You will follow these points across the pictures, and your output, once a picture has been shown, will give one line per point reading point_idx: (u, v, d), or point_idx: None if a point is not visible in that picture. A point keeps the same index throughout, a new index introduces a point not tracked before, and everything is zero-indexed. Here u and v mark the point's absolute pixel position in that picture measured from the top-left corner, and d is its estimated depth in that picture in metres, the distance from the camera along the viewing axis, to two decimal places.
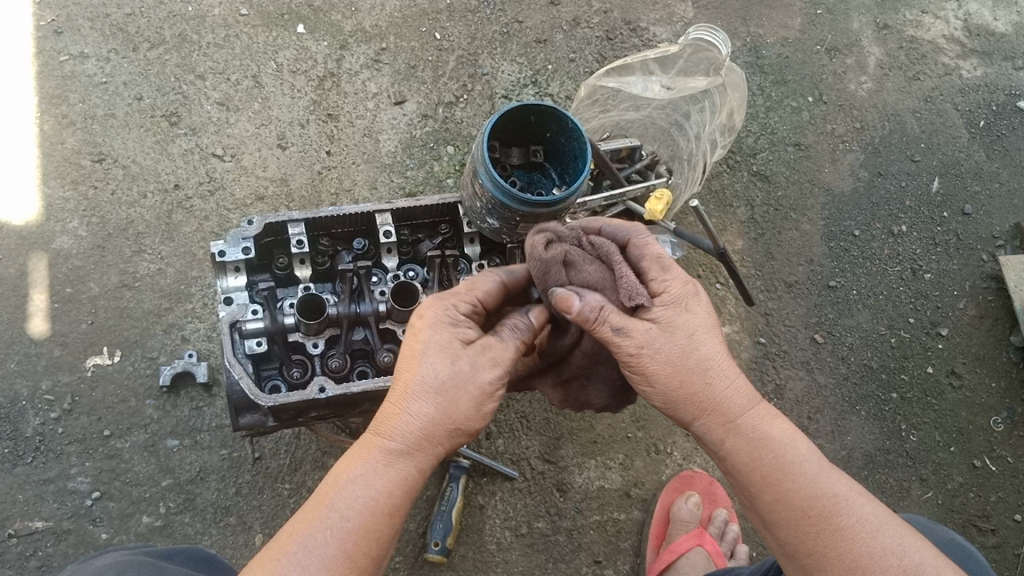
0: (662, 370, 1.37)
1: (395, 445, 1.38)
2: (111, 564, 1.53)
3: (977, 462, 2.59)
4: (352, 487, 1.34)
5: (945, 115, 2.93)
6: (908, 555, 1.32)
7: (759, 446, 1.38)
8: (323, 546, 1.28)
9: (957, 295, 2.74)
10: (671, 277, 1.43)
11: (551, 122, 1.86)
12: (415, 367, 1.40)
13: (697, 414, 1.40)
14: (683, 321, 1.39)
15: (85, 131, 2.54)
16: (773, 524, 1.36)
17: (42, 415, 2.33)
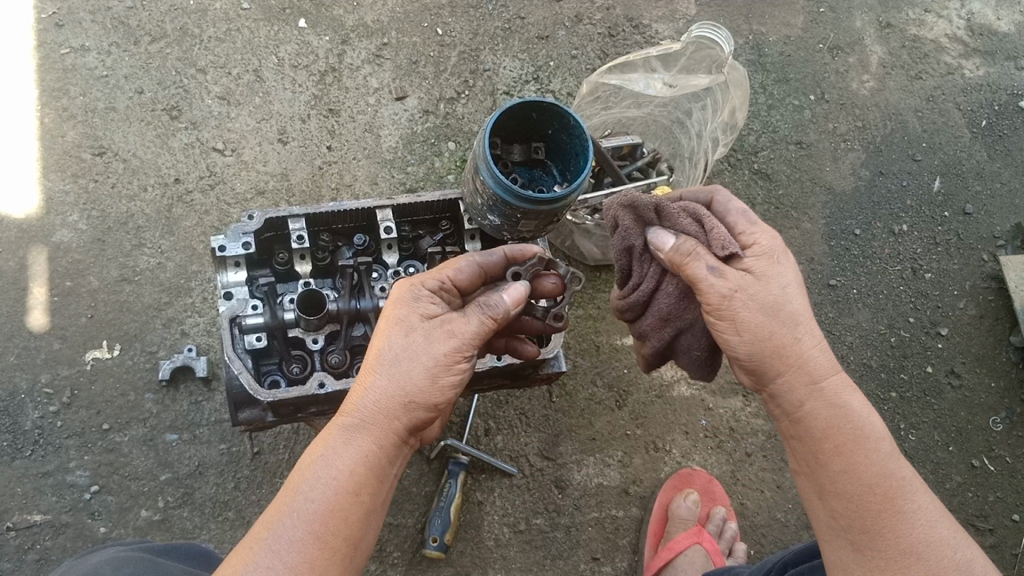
0: (754, 318, 1.41)
1: (358, 424, 1.39)
2: (110, 559, 1.55)
3: (976, 462, 2.60)
4: (316, 469, 1.35)
5: (946, 114, 2.92)
6: (959, 550, 1.36)
7: (839, 414, 1.41)
8: (289, 529, 1.29)
9: (957, 295, 2.74)
10: (760, 232, 1.48)
11: (552, 119, 1.85)
12: (378, 348, 1.43)
13: (783, 371, 1.43)
14: (774, 272, 1.44)
15: (86, 124, 2.54)
16: (835, 494, 1.38)
17: (41, 409, 2.33)
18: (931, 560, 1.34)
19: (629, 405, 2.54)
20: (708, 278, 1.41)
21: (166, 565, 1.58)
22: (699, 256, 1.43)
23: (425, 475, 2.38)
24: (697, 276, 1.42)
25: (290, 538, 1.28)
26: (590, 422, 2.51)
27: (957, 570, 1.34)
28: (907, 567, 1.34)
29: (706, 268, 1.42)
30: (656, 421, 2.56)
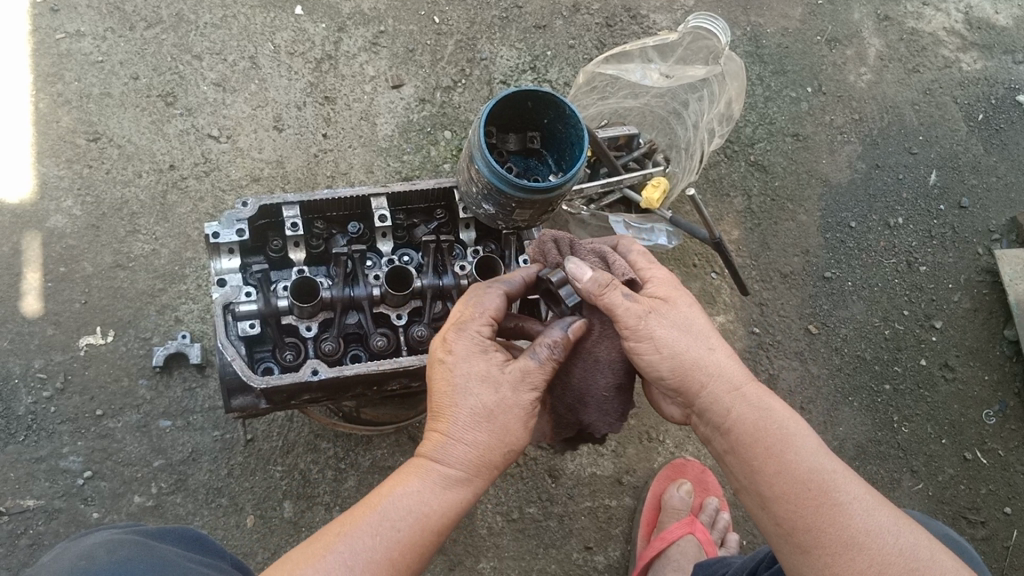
0: (670, 335, 1.42)
1: (442, 470, 1.41)
2: (103, 542, 1.48)
3: (969, 454, 2.60)
4: (401, 501, 1.36)
5: (943, 108, 2.92)
6: (903, 536, 1.28)
7: (764, 416, 1.38)
8: (371, 550, 1.29)
9: (952, 288, 2.74)
10: (656, 265, 1.56)
11: (548, 109, 1.85)
12: (458, 393, 1.43)
13: (702, 385, 1.42)
14: (676, 295, 1.49)
15: (80, 109, 2.53)
16: (771, 499, 1.32)
17: (34, 394, 2.33)
18: (875, 551, 1.26)
19: None
20: (626, 302, 1.42)
21: (162, 549, 1.51)
22: (615, 285, 1.43)
23: None
24: (614, 303, 1.42)
25: (367, 556, 1.28)
26: None
27: (904, 558, 1.26)
28: (852, 562, 1.26)
29: (623, 294, 1.43)
30: (649, 411, 2.56)
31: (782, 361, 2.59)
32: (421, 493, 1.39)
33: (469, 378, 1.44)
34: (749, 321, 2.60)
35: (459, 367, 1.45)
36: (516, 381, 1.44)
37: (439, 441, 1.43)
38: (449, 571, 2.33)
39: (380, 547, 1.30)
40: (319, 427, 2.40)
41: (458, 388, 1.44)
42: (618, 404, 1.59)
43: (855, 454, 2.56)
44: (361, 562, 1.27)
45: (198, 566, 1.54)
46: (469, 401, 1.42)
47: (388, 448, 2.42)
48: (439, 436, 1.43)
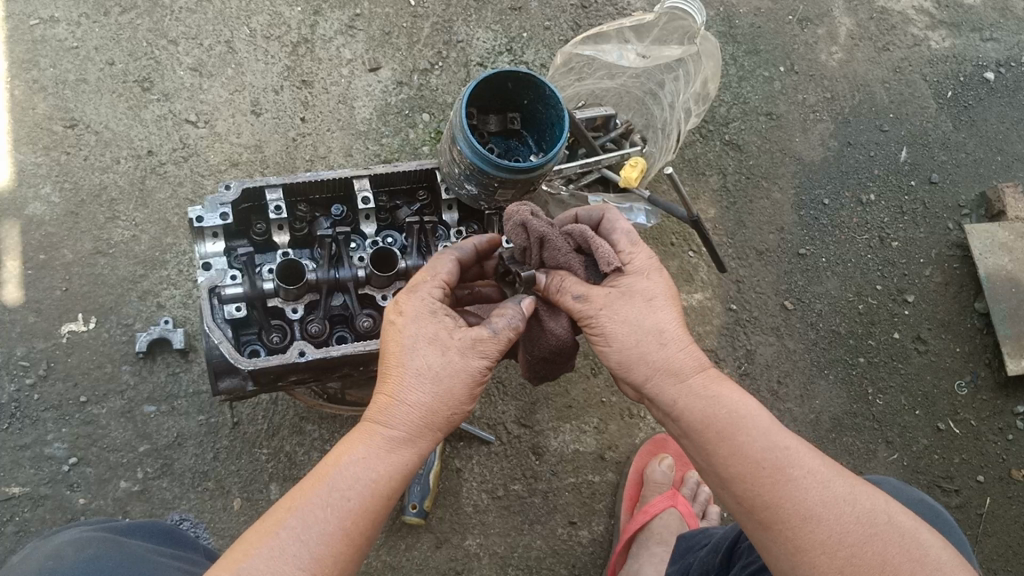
0: (620, 328, 1.44)
1: (391, 437, 1.42)
2: (73, 541, 1.55)
3: (941, 425, 2.66)
4: (349, 470, 1.36)
5: (913, 86, 2.97)
6: (859, 503, 1.29)
7: (711, 403, 1.39)
8: (322, 521, 1.29)
9: (923, 263, 2.80)
10: (637, 251, 1.54)
11: (528, 90, 1.89)
12: (418, 360, 1.45)
13: (649, 373, 1.42)
14: (644, 287, 1.48)
15: (56, 96, 2.52)
16: (728, 480, 1.33)
17: (17, 381, 2.34)
18: (834, 521, 1.27)
19: (604, 373, 2.61)
20: (575, 305, 1.48)
21: (130, 545, 1.58)
22: (567, 289, 1.50)
23: None
24: (567, 305, 1.50)
25: (320, 530, 1.28)
26: (566, 390, 2.58)
27: (862, 524, 1.27)
28: (811, 534, 1.27)
29: (574, 295, 1.49)
30: None
31: (759, 337, 2.63)
32: (371, 462, 1.39)
33: (425, 338, 1.46)
34: (726, 298, 2.64)
35: (404, 338, 1.48)
36: (464, 348, 1.46)
37: (385, 410, 1.43)
38: (436, 548, 2.38)
39: (333, 522, 1.30)
40: (304, 410, 2.42)
41: (415, 355, 1.45)
42: (546, 368, 1.70)
43: (831, 426, 2.61)
44: (315, 540, 1.28)
45: (166, 560, 1.60)
46: (412, 371, 1.45)
47: None
48: (384, 405, 1.44)
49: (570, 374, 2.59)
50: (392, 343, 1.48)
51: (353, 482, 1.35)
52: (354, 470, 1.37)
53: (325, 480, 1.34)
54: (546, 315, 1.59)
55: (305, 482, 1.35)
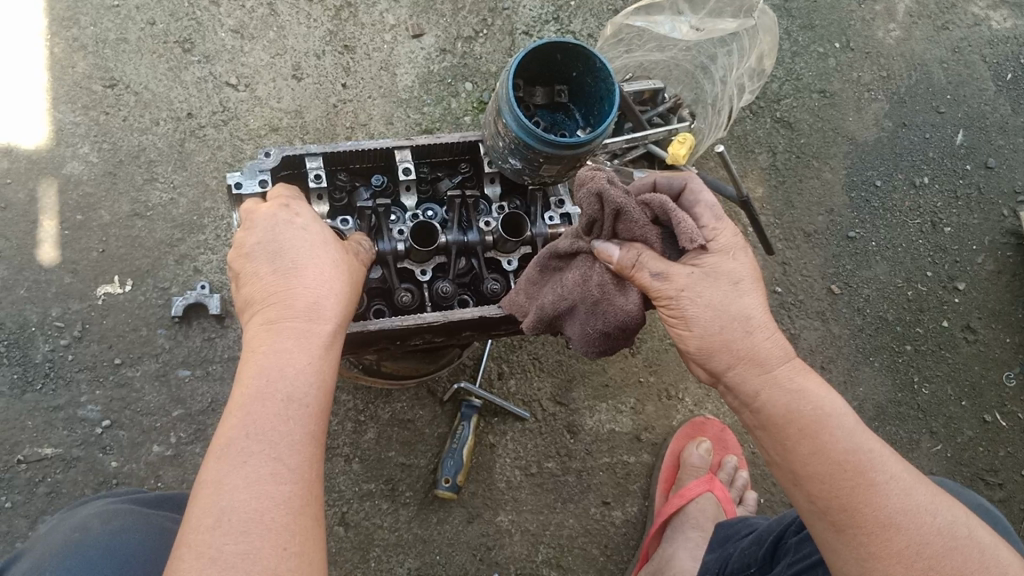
0: (702, 313, 1.32)
1: (313, 324, 1.33)
2: (96, 515, 1.52)
3: (988, 417, 2.61)
4: (283, 369, 1.26)
5: (972, 66, 2.89)
6: (941, 514, 1.25)
7: (796, 397, 1.30)
8: (279, 425, 1.21)
9: (975, 250, 2.73)
10: (722, 227, 1.40)
11: (576, 62, 1.83)
12: (308, 259, 1.39)
13: (730, 363, 1.32)
14: (729, 268, 1.35)
15: (96, 55, 2.49)
16: (804, 478, 1.27)
17: (52, 342, 2.33)
18: (914, 531, 1.22)
19: (643, 352, 2.58)
20: (654, 284, 1.35)
21: (153, 518, 1.55)
22: (645, 264, 1.36)
23: (438, 417, 2.44)
24: (645, 284, 1.36)
25: (283, 437, 1.21)
26: (603, 368, 2.55)
27: (943, 537, 1.23)
28: (889, 542, 1.22)
29: (653, 273, 1.36)
30: (669, 368, 2.59)
31: (803, 320, 2.59)
32: (304, 352, 1.30)
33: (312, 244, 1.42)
34: (771, 281, 2.59)
35: (270, 245, 1.40)
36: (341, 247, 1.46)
37: (296, 304, 1.34)
38: (468, 523, 2.37)
39: (294, 422, 1.23)
40: (339, 380, 2.40)
41: (307, 256, 1.40)
42: (606, 344, 1.58)
43: (875, 414, 2.56)
44: (284, 444, 1.20)
45: None
46: (311, 269, 1.38)
47: (407, 401, 2.43)
48: (288, 302, 1.34)
49: (609, 353, 2.57)
50: (266, 254, 1.40)
51: (293, 379, 1.26)
52: (290, 365, 1.27)
53: (256, 389, 1.23)
54: (614, 290, 1.48)
55: (239, 397, 1.23)
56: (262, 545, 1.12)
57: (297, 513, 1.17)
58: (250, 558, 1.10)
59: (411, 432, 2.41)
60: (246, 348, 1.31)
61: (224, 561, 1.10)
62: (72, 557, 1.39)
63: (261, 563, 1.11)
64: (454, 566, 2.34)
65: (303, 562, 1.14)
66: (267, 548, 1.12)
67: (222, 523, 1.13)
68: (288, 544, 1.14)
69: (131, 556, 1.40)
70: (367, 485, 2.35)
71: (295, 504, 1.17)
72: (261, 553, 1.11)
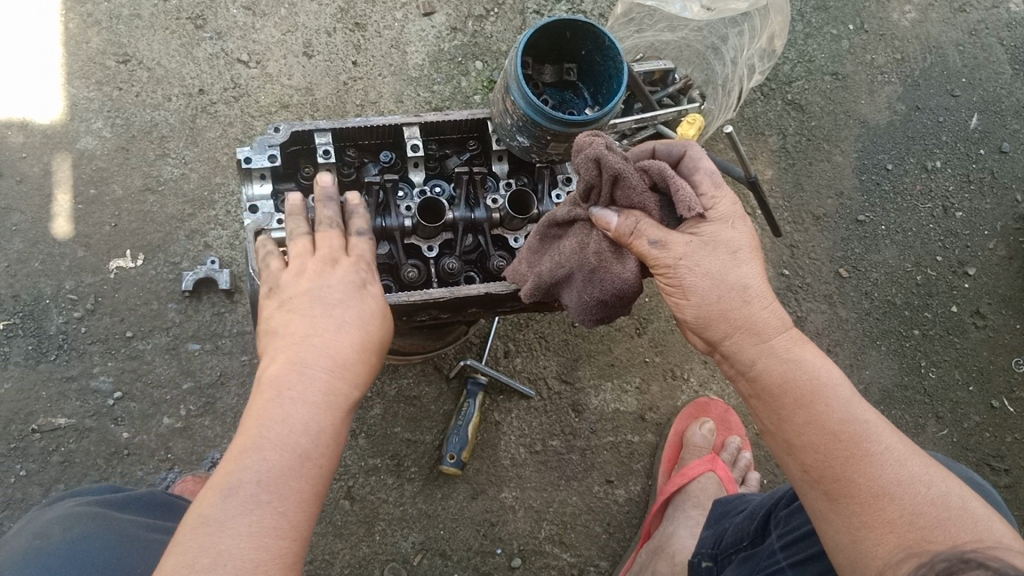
0: (699, 282, 1.33)
1: (341, 380, 1.36)
2: (58, 521, 1.54)
3: (995, 402, 2.60)
4: (302, 423, 1.30)
5: (989, 49, 2.85)
6: (935, 485, 1.22)
7: (792, 367, 1.31)
8: (292, 480, 1.25)
9: (987, 235, 2.71)
10: (721, 195, 1.40)
11: (586, 40, 1.83)
12: (340, 309, 1.43)
13: (728, 332, 1.34)
14: (728, 237, 1.36)
15: (110, 30, 2.51)
16: (797, 448, 1.28)
17: (65, 314, 2.36)
18: (906, 500, 1.20)
19: (649, 333, 2.58)
20: (652, 252, 1.36)
21: (121, 520, 1.58)
22: (643, 231, 1.37)
23: (444, 394, 2.46)
24: (642, 251, 1.38)
25: (291, 493, 1.25)
26: (610, 348, 2.56)
27: (936, 508, 1.20)
28: (881, 511, 1.20)
29: (650, 240, 1.37)
30: (675, 349, 2.60)
31: (810, 304, 2.58)
32: (327, 409, 1.33)
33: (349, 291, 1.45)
34: (778, 263, 2.58)
35: (333, 293, 1.44)
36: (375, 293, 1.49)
37: (332, 355, 1.37)
38: (472, 499, 2.39)
39: (304, 480, 1.27)
40: None
41: (340, 304, 1.43)
42: (603, 313, 1.60)
43: (880, 398, 2.55)
44: (291, 502, 1.24)
45: (157, 531, 1.59)
46: (353, 325, 1.42)
47: (413, 377, 2.45)
48: (325, 350, 1.37)
49: (614, 333, 2.57)
50: (324, 300, 1.43)
51: (312, 435, 1.30)
52: (313, 421, 1.31)
53: (277, 437, 1.27)
54: (611, 257, 1.49)
55: (257, 438, 1.26)
56: None
57: (288, 570, 1.21)
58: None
59: (417, 408, 2.43)
60: (270, 383, 1.32)
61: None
62: (31, 566, 1.43)
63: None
64: (457, 541, 2.37)
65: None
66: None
67: (218, 565, 1.16)
68: None
69: (89, 565, 1.43)
70: (372, 459, 2.37)
71: (288, 561, 1.21)
72: None
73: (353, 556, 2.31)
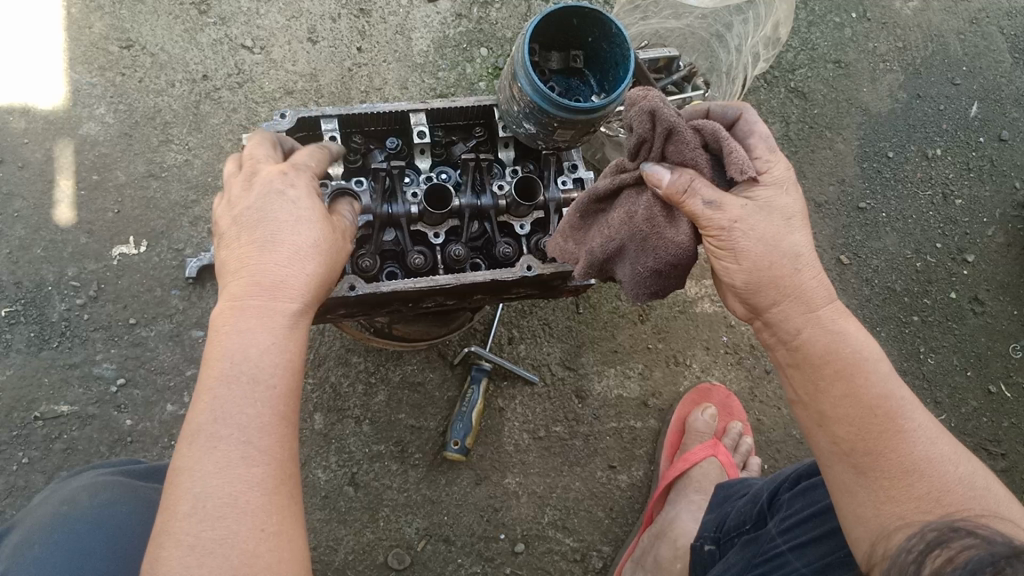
0: (753, 247, 1.33)
1: (278, 303, 1.31)
2: (86, 486, 1.56)
3: (993, 388, 2.63)
4: (244, 352, 1.26)
5: (989, 38, 2.88)
6: (962, 466, 1.27)
7: (836, 338, 1.33)
8: (248, 406, 1.21)
9: (986, 223, 2.74)
10: (777, 159, 1.39)
11: (593, 27, 1.84)
12: (280, 232, 1.36)
13: (776, 300, 1.35)
14: (783, 204, 1.36)
15: (113, 16, 2.51)
16: (830, 419, 1.29)
17: (68, 301, 2.36)
18: (937, 478, 1.24)
19: (652, 320, 2.60)
20: (706, 213, 1.34)
21: (143, 490, 1.59)
22: (696, 190, 1.35)
23: (448, 380, 2.47)
24: (695, 212, 1.35)
25: (248, 420, 1.21)
26: (612, 335, 2.58)
27: (962, 487, 1.24)
28: (909, 487, 1.23)
29: (704, 201, 1.34)
30: (677, 335, 2.62)
31: None
32: (268, 332, 1.29)
33: (286, 215, 1.38)
34: None
35: (256, 213, 1.38)
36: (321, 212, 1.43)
37: (263, 283, 1.32)
38: (476, 485, 2.41)
39: (261, 403, 1.23)
40: (351, 341, 2.43)
41: (285, 227, 1.37)
42: (659, 284, 1.56)
43: None
44: (254, 427, 1.21)
45: None
46: (284, 243, 1.36)
47: (418, 363, 2.46)
48: (255, 279, 1.33)
49: (618, 319, 2.59)
50: (249, 220, 1.37)
51: (258, 359, 1.26)
52: (255, 344, 1.26)
53: (222, 373, 1.23)
54: (663, 222, 1.47)
55: (204, 381, 1.23)
56: (239, 528, 1.14)
57: (270, 493, 1.19)
58: (228, 543, 1.13)
59: (421, 395, 2.44)
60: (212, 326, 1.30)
61: (203, 547, 1.12)
62: (61, 532, 1.43)
63: (240, 545, 1.13)
64: (461, 526, 2.38)
65: (282, 541, 1.17)
66: (244, 531, 1.14)
67: (199, 509, 1.14)
68: (265, 524, 1.16)
69: (118, 532, 1.44)
70: (376, 446, 2.38)
71: (268, 484, 1.19)
72: (239, 536, 1.14)
73: (357, 541, 2.32)
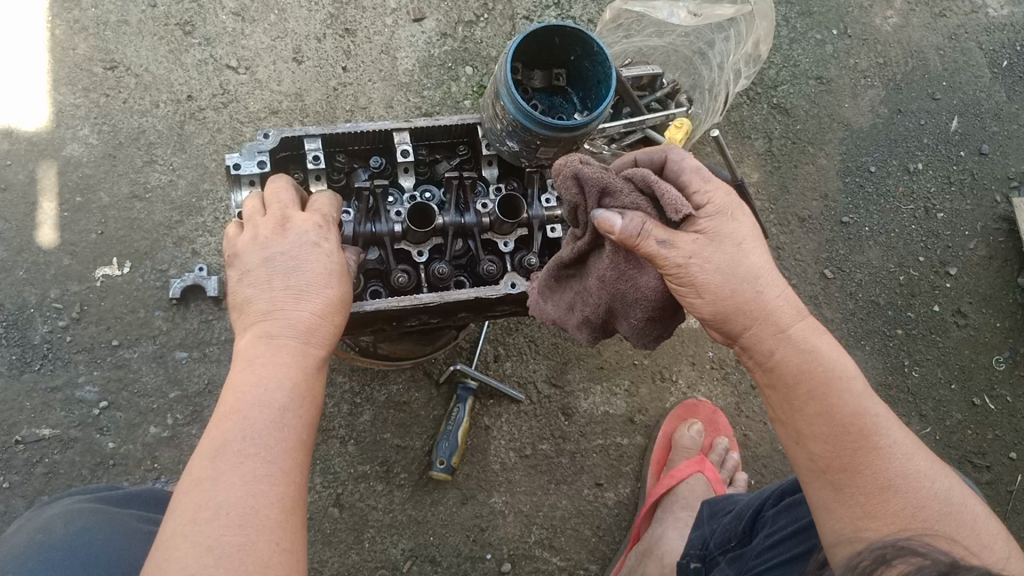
0: (712, 279, 1.29)
1: (310, 348, 1.34)
2: (61, 515, 1.53)
3: (977, 400, 2.64)
4: (275, 384, 1.27)
5: (969, 54, 2.91)
6: (939, 481, 1.30)
7: (810, 357, 1.31)
8: (275, 432, 1.22)
9: (968, 236, 2.76)
10: (713, 187, 1.35)
11: (575, 46, 1.84)
12: (314, 281, 1.39)
13: (746, 325, 1.32)
14: (731, 230, 1.32)
15: (97, 37, 2.50)
16: (806, 437, 1.31)
17: (50, 323, 2.34)
18: (913, 494, 1.27)
19: None
20: (661, 252, 1.29)
21: (121, 517, 1.56)
22: (649, 231, 1.30)
23: (434, 399, 2.45)
24: (652, 254, 1.30)
25: (274, 445, 1.21)
26: (599, 351, 2.57)
27: (939, 502, 1.28)
28: (887, 503, 1.26)
29: (657, 241, 1.29)
30: (663, 351, 2.61)
31: None
32: (296, 368, 1.31)
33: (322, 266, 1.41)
34: None
35: (291, 258, 1.41)
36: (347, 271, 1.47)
37: (298, 324, 1.35)
38: (462, 505, 2.39)
39: (288, 432, 1.24)
40: (336, 361, 2.42)
41: (319, 276, 1.40)
42: (660, 327, 1.55)
43: None
44: (280, 450, 1.21)
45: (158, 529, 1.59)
46: (318, 291, 1.39)
47: (403, 382, 2.44)
48: (288, 320, 1.35)
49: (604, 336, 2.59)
50: (284, 264, 1.40)
51: (287, 392, 1.27)
52: (285, 376, 1.29)
53: (253, 398, 1.24)
54: (633, 272, 1.47)
55: (234, 402, 1.23)
56: (259, 537, 1.12)
57: (288, 512, 1.18)
58: (246, 549, 1.10)
59: (406, 414, 2.42)
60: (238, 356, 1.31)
61: (221, 550, 1.09)
62: (36, 559, 1.40)
63: (258, 554, 1.11)
64: (446, 547, 2.36)
65: (293, 556, 1.15)
66: (264, 542, 1.12)
67: (220, 516, 1.12)
68: (281, 538, 1.14)
69: (94, 560, 1.41)
70: (361, 466, 2.36)
71: (286, 503, 1.18)
72: (258, 544, 1.11)
73: (342, 563, 2.30)
